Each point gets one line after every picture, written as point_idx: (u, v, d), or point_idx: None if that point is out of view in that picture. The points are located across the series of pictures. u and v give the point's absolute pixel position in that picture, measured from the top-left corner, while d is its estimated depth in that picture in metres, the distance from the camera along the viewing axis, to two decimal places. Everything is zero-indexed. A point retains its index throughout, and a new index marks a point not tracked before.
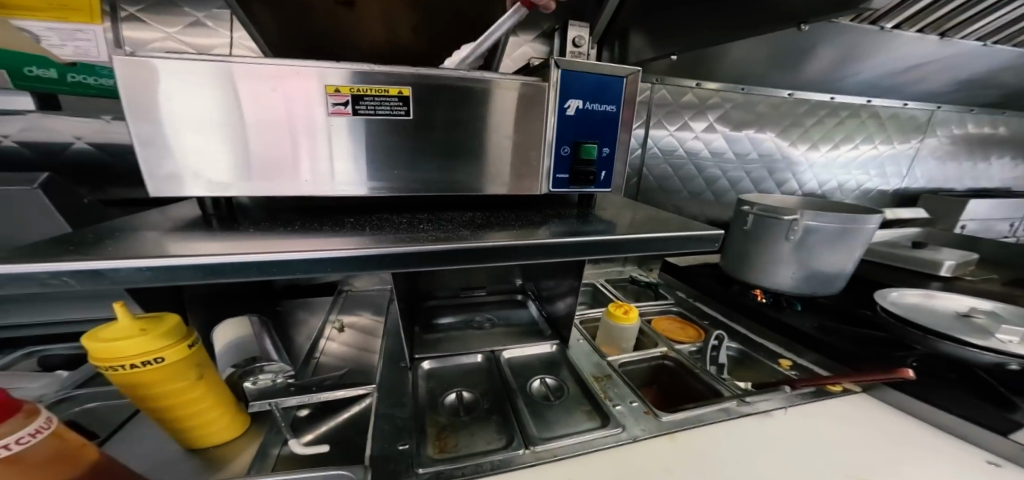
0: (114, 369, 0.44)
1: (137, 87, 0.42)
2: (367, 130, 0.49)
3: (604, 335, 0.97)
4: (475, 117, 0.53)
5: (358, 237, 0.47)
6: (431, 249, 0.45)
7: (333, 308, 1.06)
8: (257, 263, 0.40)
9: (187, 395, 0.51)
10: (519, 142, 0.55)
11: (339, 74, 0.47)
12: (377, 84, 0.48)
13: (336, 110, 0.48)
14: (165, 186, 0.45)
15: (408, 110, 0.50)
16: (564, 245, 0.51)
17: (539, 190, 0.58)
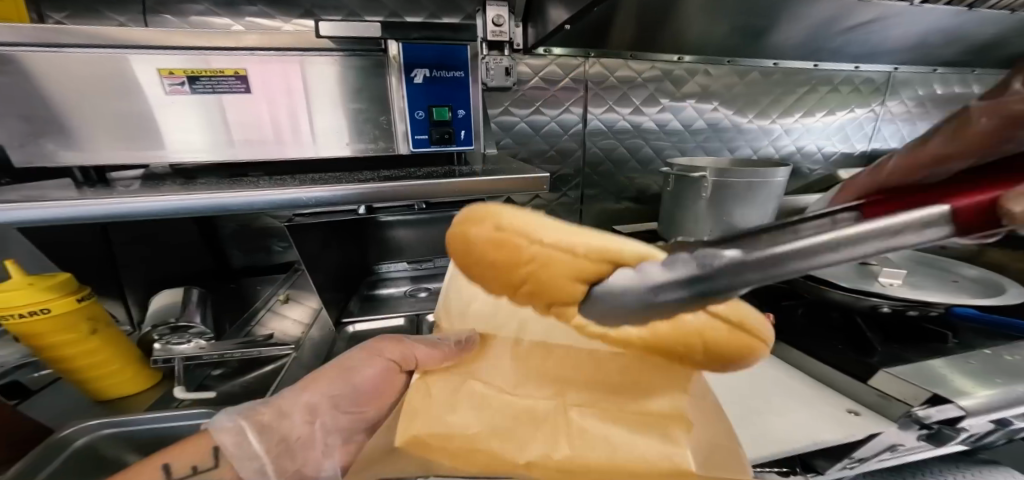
0: (3, 317, 0.50)
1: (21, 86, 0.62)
2: (225, 104, 0.70)
3: None
4: (330, 89, 0.73)
5: (239, 181, 0.66)
6: (277, 194, 0.61)
7: (287, 283, 1.10)
8: (114, 211, 0.56)
9: (82, 346, 0.57)
10: (368, 109, 0.75)
11: (199, 63, 0.67)
12: (214, 68, 0.68)
13: (173, 88, 0.67)
14: (44, 158, 0.67)
15: (246, 87, 0.70)
16: (388, 188, 0.66)
17: (400, 149, 0.78)
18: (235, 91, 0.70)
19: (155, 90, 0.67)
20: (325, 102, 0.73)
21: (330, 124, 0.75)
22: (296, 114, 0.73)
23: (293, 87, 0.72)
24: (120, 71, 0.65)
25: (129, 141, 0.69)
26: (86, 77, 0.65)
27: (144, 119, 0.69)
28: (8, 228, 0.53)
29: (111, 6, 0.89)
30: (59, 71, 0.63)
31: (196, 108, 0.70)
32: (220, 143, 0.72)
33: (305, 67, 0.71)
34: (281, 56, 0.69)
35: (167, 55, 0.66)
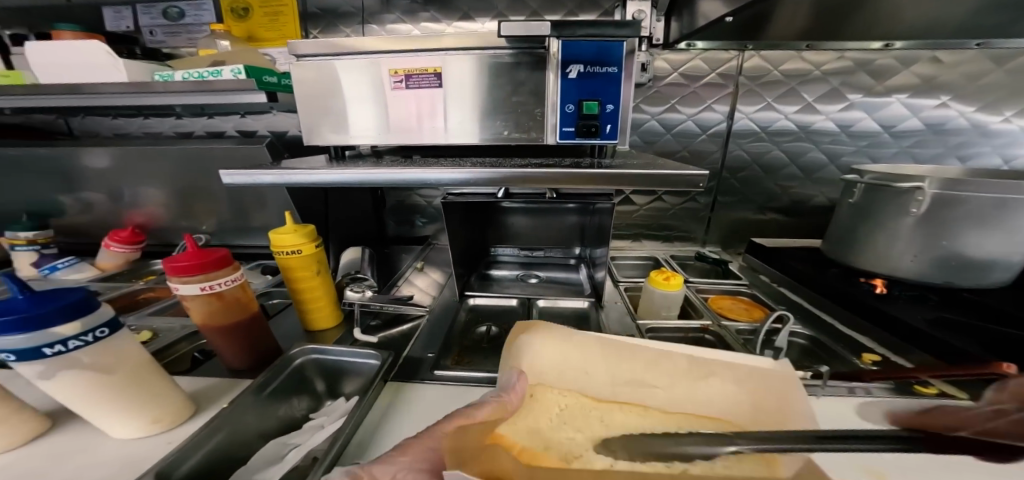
0: (279, 253, 0.72)
1: (303, 81, 0.77)
2: (423, 95, 0.75)
3: (645, 304, 0.91)
4: (485, 85, 0.73)
5: (398, 170, 0.72)
6: (443, 177, 0.70)
7: (420, 257, 1.30)
8: (326, 180, 0.72)
9: (312, 282, 0.77)
10: (524, 101, 0.74)
11: (402, 61, 0.73)
12: (420, 66, 0.73)
13: (396, 85, 0.75)
14: (314, 137, 0.82)
15: (440, 82, 0.74)
16: (524, 175, 0.69)
17: (547, 141, 0.75)
18: (433, 88, 0.74)
19: (379, 89, 0.76)
20: (499, 99, 0.74)
21: (489, 119, 0.76)
22: (468, 113, 0.75)
23: (467, 86, 0.74)
24: (347, 70, 0.75)
25: (330, 126, 0.80)
26: (321, 75, 0.77)
27: (339, 107, 0.78)
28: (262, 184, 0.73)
29: (338, 25, 1.15)
30: (308, 75, 0.77)
31: (393, 103, 0.76)
32: (382, 130, 0.78)
33: (484, 66, 0.72)
34: (470, 55, 0.72)
35: (403, 57, 0.73)
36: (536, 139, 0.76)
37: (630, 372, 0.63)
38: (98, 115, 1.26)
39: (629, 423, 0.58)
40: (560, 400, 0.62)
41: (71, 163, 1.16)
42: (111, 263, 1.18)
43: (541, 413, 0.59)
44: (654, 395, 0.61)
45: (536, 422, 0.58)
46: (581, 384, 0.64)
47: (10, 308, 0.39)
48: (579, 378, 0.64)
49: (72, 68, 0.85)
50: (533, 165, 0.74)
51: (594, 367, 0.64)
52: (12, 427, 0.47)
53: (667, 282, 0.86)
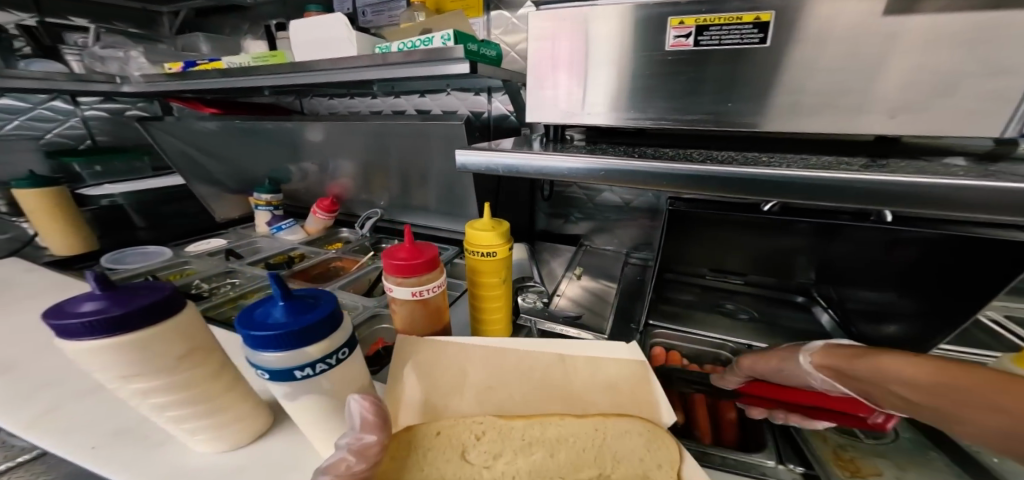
0: (474, 253, 0.64)
1: (539, 36, 0.58)
2: (697, 61, 0.51)
3: None
4: (812, 39, 0.45)
5: (625, 163, 0.52)
6: (701, 170, 0.48)
7: (575, 261, 1.15)
8: (573, 168, 0.55)
9: (493, 291, 0.67)
10: (930, 67, 0.42)
11: (689, 6, 0.49)
12: (730, 11, 0.47)
13: (676, 43, 0.51)
14: (537, 112, 0.62)
15: (764, 37, 0.46)
16: (840, 184, 0.43)
17: (1002, 133, 0.41)
18: (743, 46, 0.48)
19: (638, 47, 0.53)
20: (901, 66, 0.43)
21: (854, 98, 0.45)
22: (816, 89, 0.47)
23: (840, 40, 0.44)
24: (600, 20, 0.54)
25: (555, 104, 0.61)
26: (557, 26, 0.56)
27: (549, 71, 0.59)
28: (492, 172, 0.62)
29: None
30: (544, 32, 0.57)
31: (660, 74, 0.53)
32: (542, 104, 0.61)
33: (893, 9, 0.41)
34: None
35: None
36: (962, 131, 0.42)
37: (520, 373, 0.52)
38: (320, 96, 1.42)
39: (544, 437, 0.45)
40: (476, 428, 0.46)
41: (296, 135, 1.23)
42: (316, 228, 1.34)
43: (448, 456, 0.44)
44: (524, 392, 0.51)
45: (456, 456, 0.44)
46: (451, 397, 0.50)
47: (269, 319, 0.34)
48: (456, 381, 0.51)
49: (320, 44, 0.89)
50: (927, 171, 0.43)
51: (473, 369, 0.52)
52: (245, 425, 0.48)
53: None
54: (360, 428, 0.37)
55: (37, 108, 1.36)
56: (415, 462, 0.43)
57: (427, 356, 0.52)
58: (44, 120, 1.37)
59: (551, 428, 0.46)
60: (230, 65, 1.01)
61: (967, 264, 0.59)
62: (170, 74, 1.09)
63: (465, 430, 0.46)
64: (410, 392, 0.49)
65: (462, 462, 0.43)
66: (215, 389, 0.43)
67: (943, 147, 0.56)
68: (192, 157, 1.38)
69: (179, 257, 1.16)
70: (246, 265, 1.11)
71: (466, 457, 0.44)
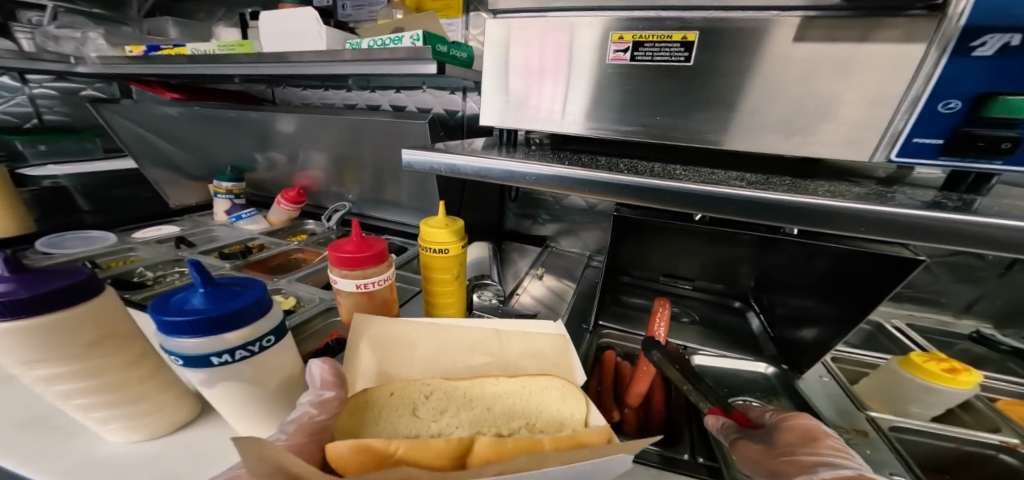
0: (427, 249, 0.65)
1: (497, 42, 0.61)
2: (637, 72, 0.54)
3: (878, 388, 0.76)
4: (737, 65, 0.49)
5: (565, 170, 0.55)
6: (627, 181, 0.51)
7: (538, 261, 1.18)
8: (510, 171, 0.58)
9: (445, 287, 0.68)
10: (828, 97, 0.46)
11: (626, 23, 0.52)
12: (663, 30, 0.51)
13: (615, 57, 0.54)
14: (498, 117, 0.65)
15: (689, 56, 0.51)
16: (747, 202, 0.47)
17: (876, 159, 0.46)
18: (672, 64, 0.52)
19: (601, 57, 0.55)
20: (798, 90, 0.47)
21: (755, 118, 0.50)
22: (726, 108, 0.51)
23: (760, 63, 0.48)
24: (569, 38, 0.56)
25: (519, 107, 0.63)
26: (525, 36, 0.59)
27: (509, 78, 0.62)
28: (437, 172, 0.63)
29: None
30: (507, 38, 0.60)
31: (617, 86, 0.56)
32: (505, 108, 0.64)
33: (797, 38, 0.45)
34: (764, 19, 0.46)
35: (632, 14, 0.52)
36: (843, 154, 0.47)
37: (463, 344, 0.53)
38: (293, 86, 1.38)
39: (482, 396, 0.48)
40: (423, 389, 0.48)
41: (267, 125, 1.21)
42: (279, 218, 1.31)
43: (398, 412, 0.45)
44: (468, 362, 0.52)
45: (405, 413, 0.45)
46: (402, 365, 0.51)
47: (186, 305, 0.33)
48: (405, 351, 0.52)
49: (290, 36, 0.88)
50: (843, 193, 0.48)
51: (422, 341, 0.53)
52: (165, 416, 0.47)
53: (955, 378, 0.67)
54: (321, 387, 0.41)
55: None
56: (365, 421, 0.44)
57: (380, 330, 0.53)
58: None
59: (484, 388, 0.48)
60: (194, 52, 0.99)
61: (863, 274, 0.65)
62: (130, 56, 1.05)
63: (414, 390, 0.47)
64: (364, 363, 0.50)
65: (410, 418, 0.45)
66: (129, 379, 0.42)
67: (859, 169, 0.62)
68: (151, 141, 1.31)
69: (125, 243, 1.10)
70: (198, 254, 1.07)
71: (412, 413, 0.45)
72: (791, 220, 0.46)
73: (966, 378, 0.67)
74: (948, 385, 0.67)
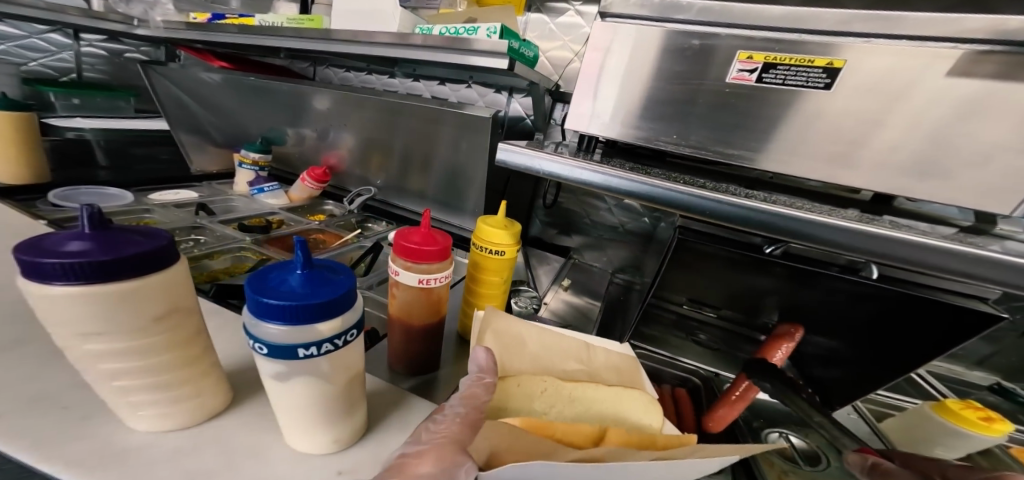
0: (481, 248, 0.63)
1: (597, 44, 0.59)
2: (767, 97, 0.52)
3: (902, 425, 0.74)
4: (856, 99, 0.48)
5: (640, 179, 0.54)
6: (703, 201, 0.51)
7: (563, 270, 1.14)
8: (602, 181, 0.56)
9: (489, 290, 0.65)
10: (957, 141, 0.45)
11: (759, 43, 0.51)
12: (803, 54, 0.49)
13: (740, 75, 0.53)
14: (580, 123, 0.64)
15: (830, 83, 0.48)
16: (838, 239, 0.46)
17: (1003, 213, 0.44)
18: (807, 89, 0.50)
19: (693, 75, 0.55)
20: (930, 131, 0.45)
21: (877, 155, 0.48)
22: (851, 141, 0.49)
23: (912, 98, 0.45)
24: (679, 56, 0.55)
25: (620, 115, 0.61)
26: (627, 42, 0.58)
27: (595, 85, 0.61)
28: (520, 170, 0.62)
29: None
30: (609, 41, 0.58)
31: (714, 103, 0.55)
32: (590, 115, 0.63)
33: (956, 71, 0.43)
34: (934, 48, 0.44)
35: (769, 34, 0.50)
36: (977, 204, 0.45)
37: (558, 351, 0.58)
38: (336, 67, 1.36)
39: (583, 396, 0.49)
40: (539, 384, 0.49)
41: (303, 100, 1.19)
42: (300, 195, 1.26)
43: (523, 404, 0.47)
44: (564, 366, 0.57)
45: (527, 404, 0.48)
46: (517, 359, 0.55)
47: (283, 286, 0.31)
48: (517, 347, 0.57)
49: (359, 15, 0.87)
50: (926, 232, 0.47)
51: (531, 340, 0.58)
52: (203, 402, 0.43)
53: (989, 425, 0.63)
54: (481, 371, 0.46)
55: (31, 37, 1.28)
56: (500, 405, 0.47)
57: (500, 333, 0.57)
58: (34, 49, 1.29)
59: (585, 390, 0.50)
60: (259, 23, 0.96)
61: (927, 323, 0.64)
62: (193, 23, 1.04)
63: (531, 381, 0.50)
64: None
65: (531, 409, 0.47)
66: (183, 359, 0.38)
67: (932, 216, 0.61)
68: (186, 105, 1.30)
69: (141, 204, 1.04)
70: (216, 224, 1.02)
71: (533, 404, 0.48)
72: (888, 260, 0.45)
73: (1000, 427, 0.64)
74: (984, 435, 0.63)
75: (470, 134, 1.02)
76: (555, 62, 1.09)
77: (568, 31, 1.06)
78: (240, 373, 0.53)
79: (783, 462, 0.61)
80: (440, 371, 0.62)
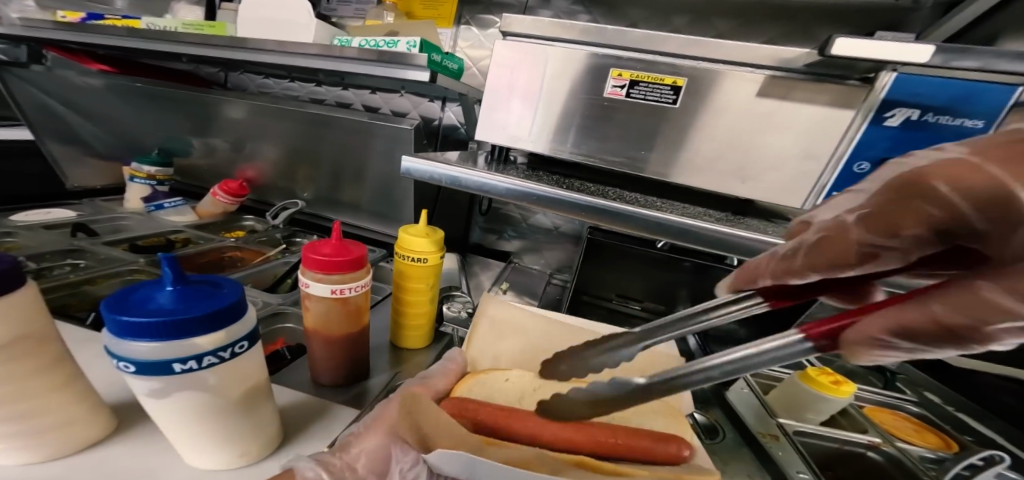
0: (404, 257, 0.63)
1: (499, 60, 0.64)
2: (633, 111, 0.60)
3: (780, 395, 0.81)
4: (703, 114, 0.57)
5: (530, 185, 0.59)
6: (583, 205, 0.57)
7: (502, 274, 1.18)
8: (503, 187, 0.60)
9: (415, 298, 0.66)
10: (772, 148, 0.55)
11: (626, 64, 0.58)
12: (658, 73, 0.57)
13: (613, 91, 0.60)
14: (489, 131, 0.68)
15: (676, 99, 0.57)
16: (697, 234, 0.53)
17: (804, 206, 0.56)
18: (660, 104, 0.58)
19: (581, 90, 0.62)
20: (755, 142, 0.56)
21: (720, 162, 0.58)
22: (705, 150, 0.58)
23: (737, 113, 0.55)
24: (566, 74, 0.62)
25: (523, 125, 0.66)
26: (520, 58, 0.63)
27: (500, 96, 0.65)
28: (429, 179, 0.64)
29: (493, 11, 1.09)
30: (511, 58, 0.63)
31: (597, 115, 0.62)
32: (496, 126, 0.67)
33: (762, 93, 0.54)
34: (740, 74, 0.54)
35: (632, 58, 0.58)
36: (784, 201, 0.57)
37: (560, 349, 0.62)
38: (252, 73, 1.28)
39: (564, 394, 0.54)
40: (524, 380, 0.56)
41: (214, 108, 1.11)
42: (212, 210, 1.16)
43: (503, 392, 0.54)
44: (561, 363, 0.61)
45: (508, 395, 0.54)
46: (510, 349, 0.63)
47: (151, 303, 0.30)
48: (514, 337, 0.64)
49: (267, 23, 0.85)
50: (766, 229, 0.56)
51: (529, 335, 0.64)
52: (76, 433, 0.39)
53: (838, 387, 0.74)
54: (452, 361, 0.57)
55: None
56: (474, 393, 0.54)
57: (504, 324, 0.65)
58: None
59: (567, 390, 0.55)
60: (147, 26, 0.89)
61: None
62: (62, 22, 0.93)
63: (526, 378, 0.57)
64: (483, 341, 0.63)
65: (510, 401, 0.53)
66: (36, 392, 0.34)
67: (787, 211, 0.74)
68: (54, 110, 1.13)
69: (0, 226, 0.89)
70: (101, 245, 0.89)
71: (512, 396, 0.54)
72: (739, 250, 0.52)
73: (846, 389, 0.75)
74: (834, 396, 0.74)
75: (398, 146, 1.03)
76: (484, 72, 1.13)
77: (496, 42, 1.10)
78: (127, 400, 0.48)
79: None
80: (367, 379, 0.61)
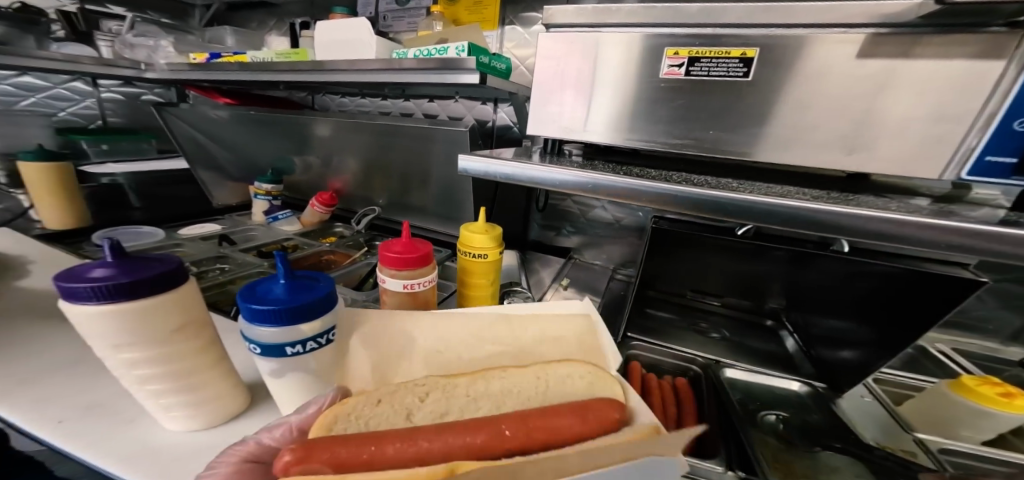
0: (466, 254, 0.67)
1: (547, 56, 0.64)
2: (699, 87, 0.55)
3: (922, 408, 0.68)
4: (787, 83, 0.50)
5: (589, 175, 0.58)
6: (649, 193, 0.54)
7: (563, 271, 1.18)
8: (559, 177, 0.60)
9: (478, 292, 0.69)
10: (881, 113, 0.47)
11: (685, 39, 0.54)
12: (721, 46, 0.52)
13: (670, 71, 0.56)
14: (541, 126, 0.68)
15: (748, 71, 0.52)
16: (786, 218, 0.47)
17: (938, 177, 0.46)
18: (730, 78, 0.53)
19: (636, 73, 0.58)
20: (863, 107, 0.47)
21: (812, 135, 0.51)
22: (790, 124, 0.51)
23: (833, 78, 0.48)
24: (617, 57, 0.59)
25: (574, 117, 0.65)
26: (568, 50, 0.62)
27: (549, 90, 0.65)
28: (487, 176, 0.66)
29: (535, 8, 1.09)
30: (558, 50, 0.63)
31: (656, 99, 0.58)
32: (547, 120, 0.67)
33: (864, 52, 0.46)
34: (832, 36, 0.47)
35: (689, 30, 0.54)
36: (910, 173, 0.47)
37: (468, 334, 0.54)
38: (332, 94, 1.46)
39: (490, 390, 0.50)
40: (419, 391, 0.48)
41: (307, 130, 1.29)
42: (310, 220, 1.34)
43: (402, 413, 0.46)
44: (480, 352, 0.54)
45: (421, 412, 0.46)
46: (401, 360, 0.51)
47: (269, 294, 0.36)
48: (399, 348, 0.51)
49: (339, 45, 0.96)
50: (884, 205, 0.47)
51: (422, 335, 0.53)
52: (223, 405, 0.49)
53: (1010, 401, 0.59)
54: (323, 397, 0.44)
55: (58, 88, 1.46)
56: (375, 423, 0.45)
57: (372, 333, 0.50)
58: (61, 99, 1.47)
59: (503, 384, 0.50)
60: (251, 59, 1.06)
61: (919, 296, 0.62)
62: (194, 64, 1.16)
63: (421, 387, 0.48)
64: (355, 361, 0.48)
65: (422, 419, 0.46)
66: (197, 366, 0.44)
67: (908, 187, 0.62)
68: (200, 142, 1.44)
69: (170, 239, 1.14)
70: (237, 252, 1.10)
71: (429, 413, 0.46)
72: (844, 235, 0.45)
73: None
74: (1006, 412, 0.59)
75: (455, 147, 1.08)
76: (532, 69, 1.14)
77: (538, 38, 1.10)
78: (255, 379, 0.58)
79: (776, 442, 0.60)
80: None
